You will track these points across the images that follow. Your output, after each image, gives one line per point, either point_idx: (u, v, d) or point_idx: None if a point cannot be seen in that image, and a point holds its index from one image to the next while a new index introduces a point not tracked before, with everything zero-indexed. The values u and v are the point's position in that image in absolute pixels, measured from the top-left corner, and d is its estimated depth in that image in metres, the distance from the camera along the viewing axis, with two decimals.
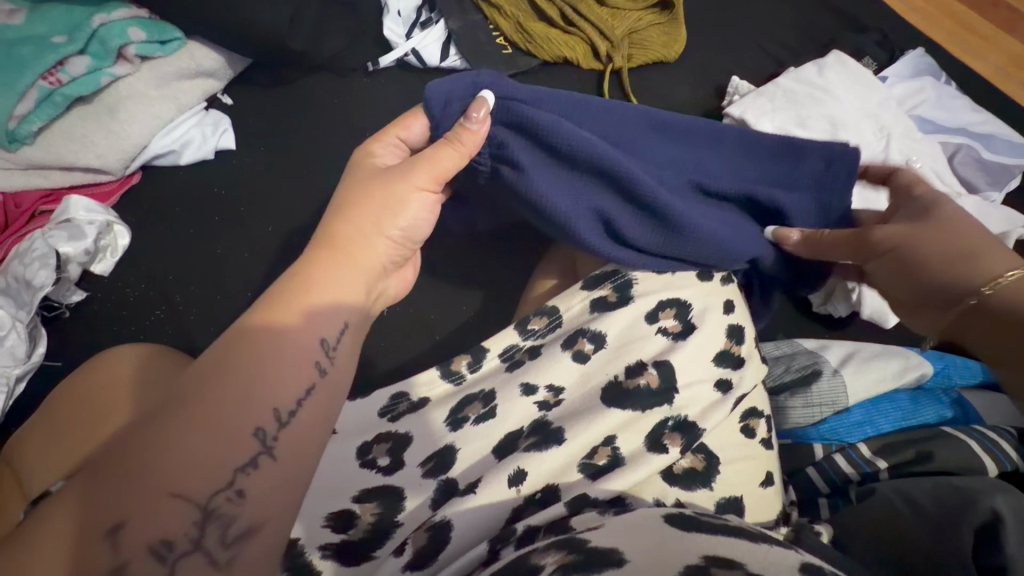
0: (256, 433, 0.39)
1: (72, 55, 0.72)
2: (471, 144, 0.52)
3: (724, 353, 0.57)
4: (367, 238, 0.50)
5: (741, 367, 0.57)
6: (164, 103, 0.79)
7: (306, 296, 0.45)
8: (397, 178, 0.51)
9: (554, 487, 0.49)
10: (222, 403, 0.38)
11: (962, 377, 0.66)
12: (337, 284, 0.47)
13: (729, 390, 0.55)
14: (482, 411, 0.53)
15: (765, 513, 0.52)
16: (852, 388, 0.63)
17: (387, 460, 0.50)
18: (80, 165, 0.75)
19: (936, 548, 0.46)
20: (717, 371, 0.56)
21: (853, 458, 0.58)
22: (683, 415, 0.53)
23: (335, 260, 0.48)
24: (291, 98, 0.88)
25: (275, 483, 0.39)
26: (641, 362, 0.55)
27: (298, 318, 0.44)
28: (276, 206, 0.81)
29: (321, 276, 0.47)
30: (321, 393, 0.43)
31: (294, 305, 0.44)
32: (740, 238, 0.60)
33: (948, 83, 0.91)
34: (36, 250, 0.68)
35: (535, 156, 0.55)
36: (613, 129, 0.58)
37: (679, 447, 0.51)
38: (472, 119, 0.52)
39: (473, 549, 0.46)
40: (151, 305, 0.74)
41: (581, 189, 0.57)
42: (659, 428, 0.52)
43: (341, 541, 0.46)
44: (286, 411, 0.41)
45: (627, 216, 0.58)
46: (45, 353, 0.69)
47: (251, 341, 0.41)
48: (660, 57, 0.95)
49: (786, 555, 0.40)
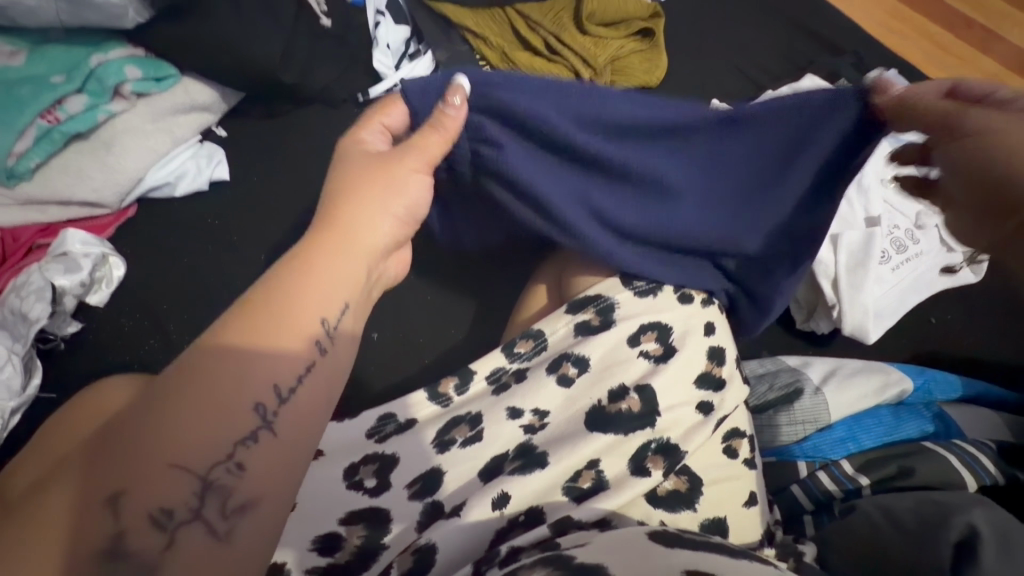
0: (256, 408, 0.39)
1: (70, 94, 0.75)
2: (452, 129, 0.53)
3: (705, 375, 0.58)
4: (372, 213, 0.50)
5: (722, 389, 0.58)
6: (159, 136, 0.81)
7: (306, 273, 0.45)
8: (392, 161, 0.52)
9: (538, 509, 0.50)
10: (218, 372, 0.38)
11: (944, 391, 0.67)
12: (337, 261, 0.47)
13: (711, 411, 0.56)
14: (469, 434, 0.54)
15: (748, 533, 0.53)
16: (834, 405, 0.64)
17: (374, 482, 0.51)
18: (77, 200, 0.77)
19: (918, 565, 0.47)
20: (698, 393, 0.57)
21: (836, 475, 0.59)
22: (666, 437, 0.54)
23: (331, 240, 0.48)
24: (283, 130, 0.91)
25: (274, 458, 0.39)
26: (624, 386, 0.56)
27: (302, 288, 0.44)
28: (269, 234, 0.83)
29: (321, 253, 0.47)
30: (322, 371, 0.43)
31: (299, 282, 0.44)
32: (718, 215, 0.62)
33: None
34: (32, 283, 0.70)
35: (516, 137, 0.57)
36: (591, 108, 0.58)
37: (662, 470, 0.52)
38: (449, 104, 0.53)
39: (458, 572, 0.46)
40: (145, 336, 0.75)
41: (558, 172, 0.60)
42: (643, 451, 0.53)
43: (327, 564, 0.47)
44: (285, 388, 0.41)
45: (603, 197, 0.61)
46: (39, 384, 0.70)
47: (251, 311, 0.41)
48: (642, 82, 0.98)
49: (766, 568, 0.41)
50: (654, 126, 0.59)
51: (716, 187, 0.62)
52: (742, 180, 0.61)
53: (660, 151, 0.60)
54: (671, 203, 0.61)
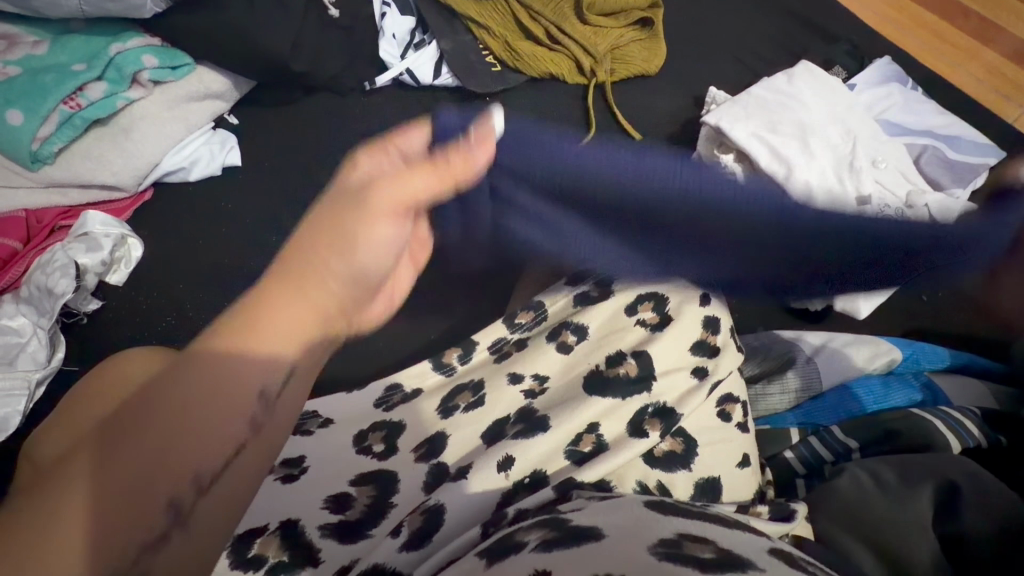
0: (175, 495, 0.40)
1: (91, 81, 0.78)
2: (461, 171, 0.51)
3: (700, 343, 0.61)
4: (326, 281, 0.47)
5: (717, 355, 0.60)
6: (174, 123, 0.84)
7: (252, 339, 0.44)
8: (353, 217, 0.48)
9: (542, 472, 0.52)
10: (164, 426, 0.41)
11: (931, 362, 0.69)
12: (278, 335, 0.45)
13: (705, 376, 0.58)
14: (471, 400, 0.58)
15: (742, 491, 0.55)
16: (824, 374, 0.68)
17: (382, 447, 0.54)
18: (97, 183, 0.80)
19: (903, 521, 0.50)
20: (693, 359, 0.60)
21: (829, 442, 0.61)
22: (662, 401, 0.56)
23: (285, 288, 0.46)
24: (293, 117, 0.94)
25: (196, 539, 0.41)
26: (621, 351, 0.60)
27: (251, 357, 0.44)
28: (278, 216, 0.86)
29: (270, 316, 0.45)
30: (253, 450, 0.44)
31: (253, 349, 0.44)
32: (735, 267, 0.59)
33: (915, 88, 0.95)
34: (56, 261, 0.73)
35: (551, 201, 0.56)
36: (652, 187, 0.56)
37: (658, 431, 0.54)
38: (471, 147, 0.50)
39: (466, 534, 0.47)
40: (162, 312, 0.78)
41: (587, 239, 0.60)
42: (639, 414, 0.55)
43: (338, 521, 0.48)
44: (211, 471, 0.42)
45: (623, 259, 0.61)
46: (63, 358, 0.73)
47: (194, 374, 0.43)
48: (642, 70, 1.02)
49: (758, 539, 0.41)
50: (711, 210, 0.55)
51: (762, 261, 0.58)
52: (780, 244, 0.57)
53: (699, 238, 0.57)
54: (687, 254, 0.59)
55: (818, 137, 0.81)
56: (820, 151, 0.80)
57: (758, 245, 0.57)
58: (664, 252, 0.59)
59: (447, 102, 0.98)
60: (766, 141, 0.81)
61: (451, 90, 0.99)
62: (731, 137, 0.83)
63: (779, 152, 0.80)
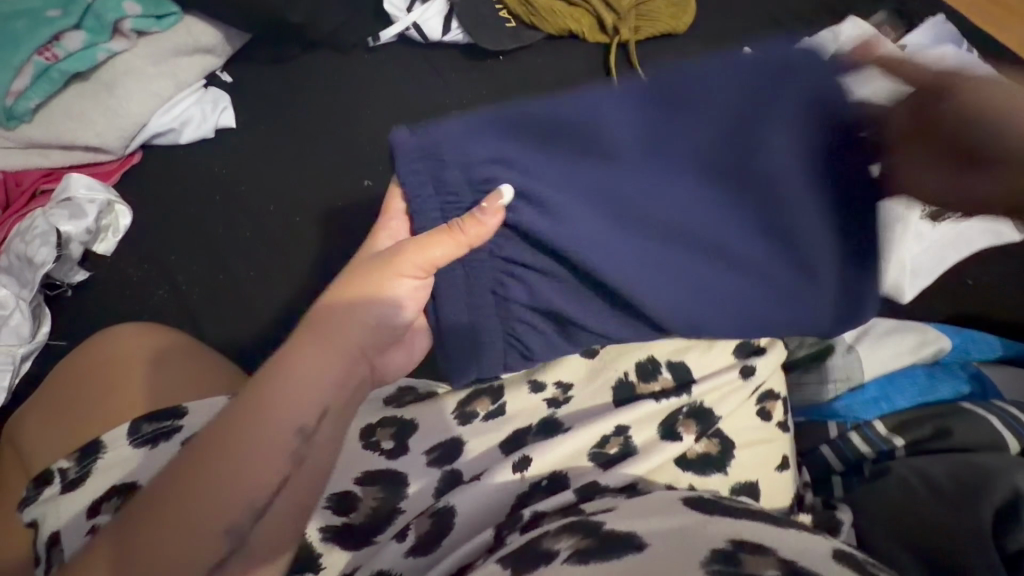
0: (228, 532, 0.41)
1: (67, 30, 0.72)
2: (473, 234, 0.45)
3: (743, 343, 0.55)
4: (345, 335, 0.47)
5: (762, 353, 0.55)
6: (162, 80, 0.78)
7: (281, 397, 0.43)
8: (382, 276, 0.48)
9: (563, 475, 0.48)
10: (205, 487, 0.40)
11: (980, 352, 0.65)
12: (305, 394, 0.44)
13: (751, 375, 0.54)
14: (491, 408, 0.52)
15: (780, 499, 0.51)
16: (866, 364, 0.61)
17: (391, 444, 0.50)
18: (79, 144, 0.74)
19: (958, 528, 0.46)
20: (734, 359, 0.55)
21: (869, 436, 0.57)
22: (699, 401, 0.52)
23: (311, 352, 0.46)
24: (291, 76, 0.87)
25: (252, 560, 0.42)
26: (655, 362, 0.53)
27: (290, 404, 0.43)
28: (275, 183, 0.80)
29: (291, 369, 0.44)
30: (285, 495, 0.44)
31: (276, 405, 0.43)
32: (793, 285, 0.51)
33: (971, 49, 0.87)
34: (37, 228, 0.68)
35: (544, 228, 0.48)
36: (695, 165, 0.47)
37: (694, 434, 0.50)
38: (483, 211, 0.45)
39: (479, 536, 0.44)
40: (153, 285, 0.73)
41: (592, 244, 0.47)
42: (673, 416, 0.51)
43: (342, 523, 0.46)
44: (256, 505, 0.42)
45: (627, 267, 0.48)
46: (49, 333, 0.68)
47: (236, 421, 0.42)
48: (668, 29, 0.94)
49: (817, 540, 0.39)
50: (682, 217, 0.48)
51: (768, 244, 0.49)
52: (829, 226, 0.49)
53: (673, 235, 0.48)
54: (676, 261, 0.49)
55: None
56: None
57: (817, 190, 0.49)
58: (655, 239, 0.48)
59: (457, 61, 0.91)
60: None
61: (461, 48, 0.91)
62: None
63: None
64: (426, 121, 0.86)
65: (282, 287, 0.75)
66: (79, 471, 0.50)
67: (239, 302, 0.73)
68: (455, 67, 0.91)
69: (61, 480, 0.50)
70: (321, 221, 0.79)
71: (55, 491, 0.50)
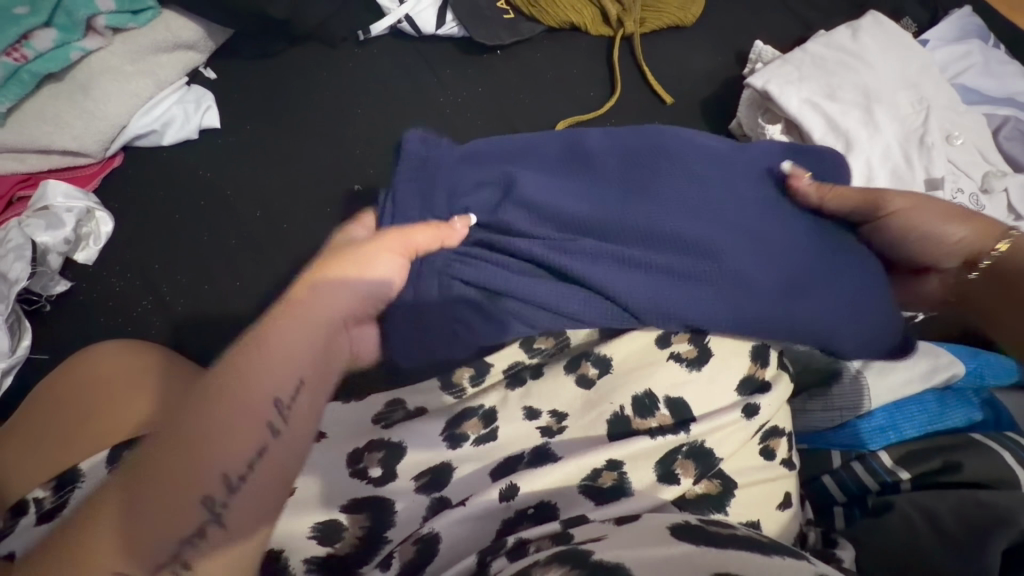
0: (202, 503, 0.37)
1: (36, 28, 0.68)
2: (448, 236, 0.52)
3: (748, 378, 0.53)
4: (332, 290, 0.46)
5: (766, 392, 0.53)
6: (141, 79, 0.75)
7: (270, 358, 0.41)
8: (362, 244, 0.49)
9: (550, 504, 0.46)
10: (164, 484, 0.37)
11: (996, 376, 0.64)
12: (279, 366, 0.41)
13: (754, 415, 0.52)
14: (482, 433, 0.49)
15: (781, 536, 0.50)
16: (875, 391, 0.59)
17: (379, 471, 0.47)
18: (56, 148, 0.71)
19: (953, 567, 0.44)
20: (740, 396, 0.52)
21: (873, 468, 0.55)
22: (699, 440, 0.49)
23: (297, 310, 0.44)
24: (277, 71, 0.83)
25: (225, 552, 0.38)
26: (653, 397, 0.51)
27: (277, 365, 0.41)
28: (262, 188, 0.77)
29: (279, 329, 0.43)
30: (273, 458, 0.40)
31: (265, 366, 0.41)
32: (786, 305, 0.52)
33: (997, 45, 0.82)
34: (11, 240, 0.65)
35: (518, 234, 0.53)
36: (680, 179, 0.54)
37: (692, 476, 0.48)
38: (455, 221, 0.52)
39: (460, 562, 0.42)
40: (137, 296, 0.70)
41: (562, 248, 0.52)
42: (673, 454, 0.49)
43: (327, 555, 0.43)
44: (236, 475, 0.38)
45: (599, 272, 0.51)
46: (30, 346, 0.66)
47: (220, 385, 0.40)
48: (676, 21, 0.89)
49: (799, 567, 0.38)
50: (652, 222, 0.52)
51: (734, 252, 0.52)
52: (800, 249, 0.54)
53: (644, 243, 0.52)
54: (650, 266, 0.51)
55: (884, 105, 0.70)
56: (885, 123, 0.70)
57: (756, 206, 0.55)
58: (625, 243, 0.52)
59: (452, 56, 0.86)
60: (823, 109, 0.70)
61: (457, 42, 0.87)
62: (781, 105, 0.71)
63: (837, 124, 0.69)
64: (419, 121, 0.82)
65: (270, 298, 0.72)
66: (55, 501, 0.49)
67: (227, 314, 0.71)
68: (450, 61, 0.86)
69: (37, 510, 0.48)
70: (310, 229, 0.76)
71: (31, 521, 0.48)
